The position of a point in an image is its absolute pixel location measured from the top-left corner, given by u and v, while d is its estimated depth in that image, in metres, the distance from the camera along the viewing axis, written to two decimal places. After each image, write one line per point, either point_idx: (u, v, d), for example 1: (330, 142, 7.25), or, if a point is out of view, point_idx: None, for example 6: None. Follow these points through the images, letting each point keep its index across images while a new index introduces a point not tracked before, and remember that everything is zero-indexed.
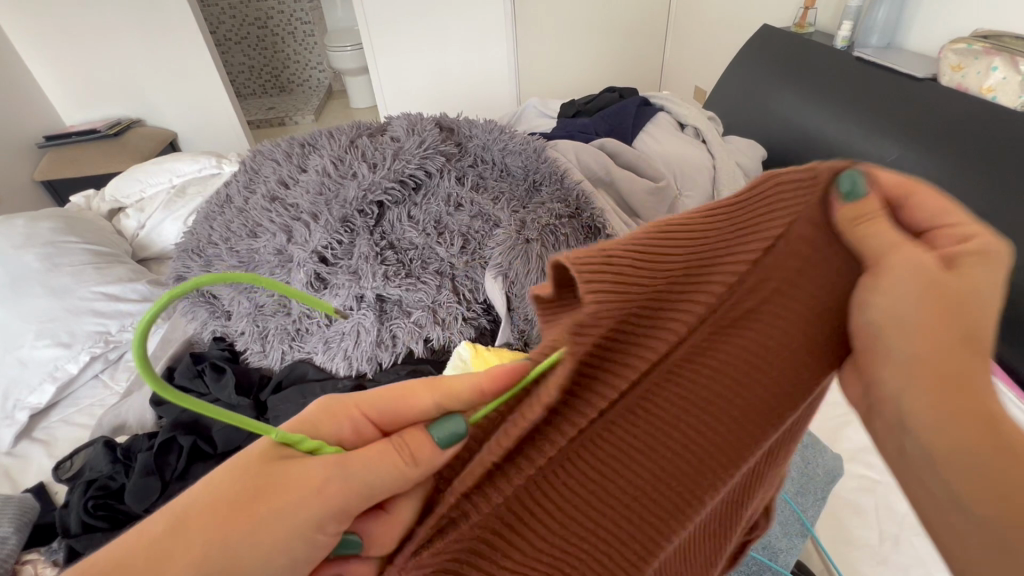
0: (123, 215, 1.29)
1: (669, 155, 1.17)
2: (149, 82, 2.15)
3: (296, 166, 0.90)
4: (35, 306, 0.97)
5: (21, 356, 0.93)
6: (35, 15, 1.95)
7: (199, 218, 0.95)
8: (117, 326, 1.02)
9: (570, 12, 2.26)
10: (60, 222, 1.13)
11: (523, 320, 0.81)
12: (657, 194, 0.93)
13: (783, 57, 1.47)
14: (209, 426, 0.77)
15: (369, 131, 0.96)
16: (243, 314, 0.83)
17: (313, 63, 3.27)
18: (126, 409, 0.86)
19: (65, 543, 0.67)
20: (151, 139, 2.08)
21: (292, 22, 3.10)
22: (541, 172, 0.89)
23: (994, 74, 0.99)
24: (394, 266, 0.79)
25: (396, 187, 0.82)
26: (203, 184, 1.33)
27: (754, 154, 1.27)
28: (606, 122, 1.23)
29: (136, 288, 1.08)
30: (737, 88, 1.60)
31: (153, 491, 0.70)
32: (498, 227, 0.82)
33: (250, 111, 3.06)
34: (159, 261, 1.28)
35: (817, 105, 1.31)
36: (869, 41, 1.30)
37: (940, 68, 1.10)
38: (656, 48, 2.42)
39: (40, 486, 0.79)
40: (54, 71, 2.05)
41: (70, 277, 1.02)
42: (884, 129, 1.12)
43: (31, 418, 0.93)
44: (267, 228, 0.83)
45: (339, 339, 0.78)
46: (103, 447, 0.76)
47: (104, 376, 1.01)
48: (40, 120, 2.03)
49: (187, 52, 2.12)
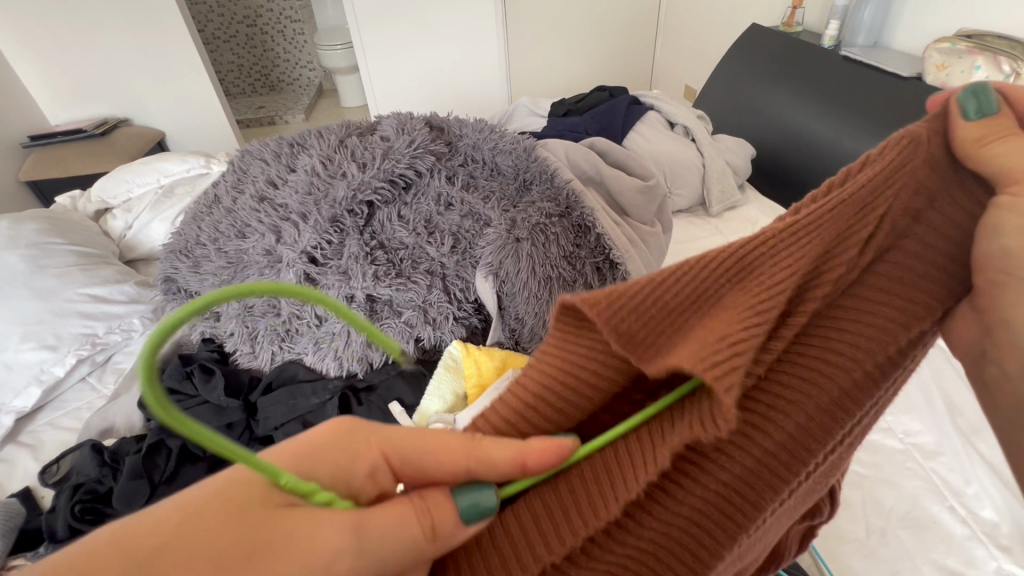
0: (110, 216, 1.28)
1: (659, 154, 1.18)
2: (137, 82, 2.12)
3: (285, 166, 0.89)
4: (21, 308, 0.95)
5: (7, 360, 0.92)
6: (18, 13, 1.92)
7: (187, 219, 0.94)
8: (105, 328, 1.01)
9: (561, 12, 2.26)
10: (45, 222, 1.12)
11: (514, 319, 0.81)
12: (647, 193, 0.93)
13: (772, 56, 1.48)
14: (198, 429, 0.78)
15: (359, 130, 0.96)
16: (233, 315, 0.82)
17: (303, 62, 3.25)
18: (112, 413, 0.85)
19: (52, 547, 0.66)
20: (139, 138, 2.06)
21: (282, 21, 3.08)
22: (531, 171, 0.90)
23: (978, 73, 1.01)
24: (384, 266, 0.79)
25: (385, 186, 0.82)
26: (192, 184, 1.32)
27: (743, 152, 1.28)
28: (596, 121, 1.22)
29: (124, 289, 1.07)
30: (726, 87, 1.61)
31: (141, 494, 0.69)
32: (489, 226, 0.83)
33: (240, 110, 3.04)
34: (148, 262, 1.27)
35: (806, 103, 1.32)
36: (856, 40, 1.32)
37: (925, 67, 1.11)
38: (646, 48, 2.43)
39: (26, 490, 0.77)
40: (39, 70, 2.02)
41: (55, 279, 1.01)
42: (872, 128, 1.14)
43: (17, 422, 0.92)
44: (256, 228, 0.83)
45: (329, 340, 0.77)
46: (90, 451, 0.75)
47: (91, 379, 1.00)
48: (25, 120, 2.00)
49: (175, 50, 2.10)
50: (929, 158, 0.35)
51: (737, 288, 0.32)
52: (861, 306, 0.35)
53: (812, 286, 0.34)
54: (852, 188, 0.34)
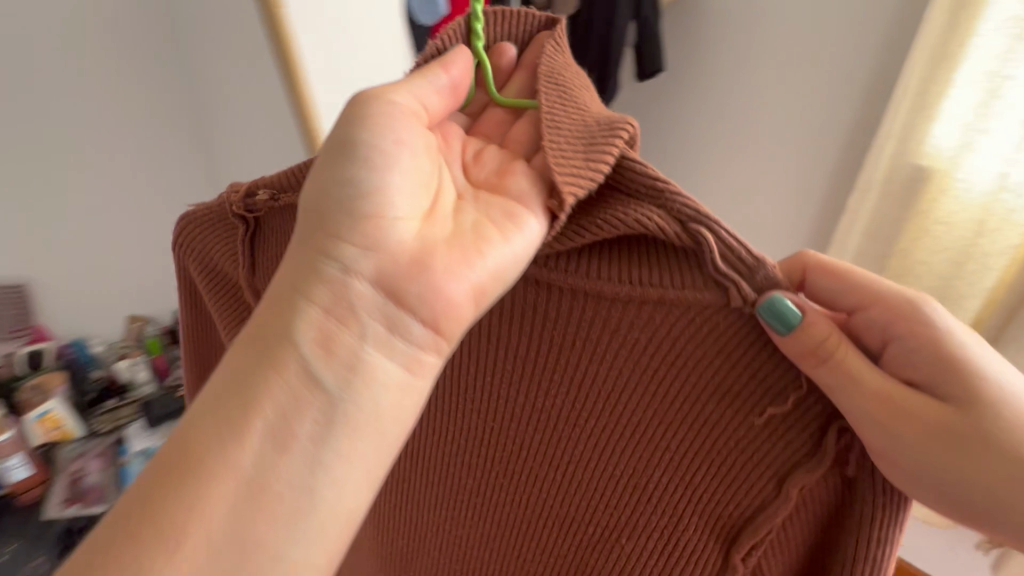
0: None
1: None
2: None
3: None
4: None
5: None
6: None
7: None
8: None
9: None
10: None
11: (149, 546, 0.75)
12: None
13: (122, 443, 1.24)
14: None
15: None
16: None
17: None
18: None
19: None
20: None
21: None
22: None
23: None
24: None
25: None
26: None
27: None
28: None
29: None
30: None
31: None
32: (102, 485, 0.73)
33: None
34: None
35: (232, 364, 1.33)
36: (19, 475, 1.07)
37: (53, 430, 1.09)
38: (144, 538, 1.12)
39: None
40: None
41: None
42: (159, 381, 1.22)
43: None
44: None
45: None
46: None
47: None
48: None
49: None
50: (550, 444, 0.49)
51: (575, 376, 0.46)
52: (540, 355, 0.46)
53: (584, 344, 0.44)
54: (517, 341, 0.46)
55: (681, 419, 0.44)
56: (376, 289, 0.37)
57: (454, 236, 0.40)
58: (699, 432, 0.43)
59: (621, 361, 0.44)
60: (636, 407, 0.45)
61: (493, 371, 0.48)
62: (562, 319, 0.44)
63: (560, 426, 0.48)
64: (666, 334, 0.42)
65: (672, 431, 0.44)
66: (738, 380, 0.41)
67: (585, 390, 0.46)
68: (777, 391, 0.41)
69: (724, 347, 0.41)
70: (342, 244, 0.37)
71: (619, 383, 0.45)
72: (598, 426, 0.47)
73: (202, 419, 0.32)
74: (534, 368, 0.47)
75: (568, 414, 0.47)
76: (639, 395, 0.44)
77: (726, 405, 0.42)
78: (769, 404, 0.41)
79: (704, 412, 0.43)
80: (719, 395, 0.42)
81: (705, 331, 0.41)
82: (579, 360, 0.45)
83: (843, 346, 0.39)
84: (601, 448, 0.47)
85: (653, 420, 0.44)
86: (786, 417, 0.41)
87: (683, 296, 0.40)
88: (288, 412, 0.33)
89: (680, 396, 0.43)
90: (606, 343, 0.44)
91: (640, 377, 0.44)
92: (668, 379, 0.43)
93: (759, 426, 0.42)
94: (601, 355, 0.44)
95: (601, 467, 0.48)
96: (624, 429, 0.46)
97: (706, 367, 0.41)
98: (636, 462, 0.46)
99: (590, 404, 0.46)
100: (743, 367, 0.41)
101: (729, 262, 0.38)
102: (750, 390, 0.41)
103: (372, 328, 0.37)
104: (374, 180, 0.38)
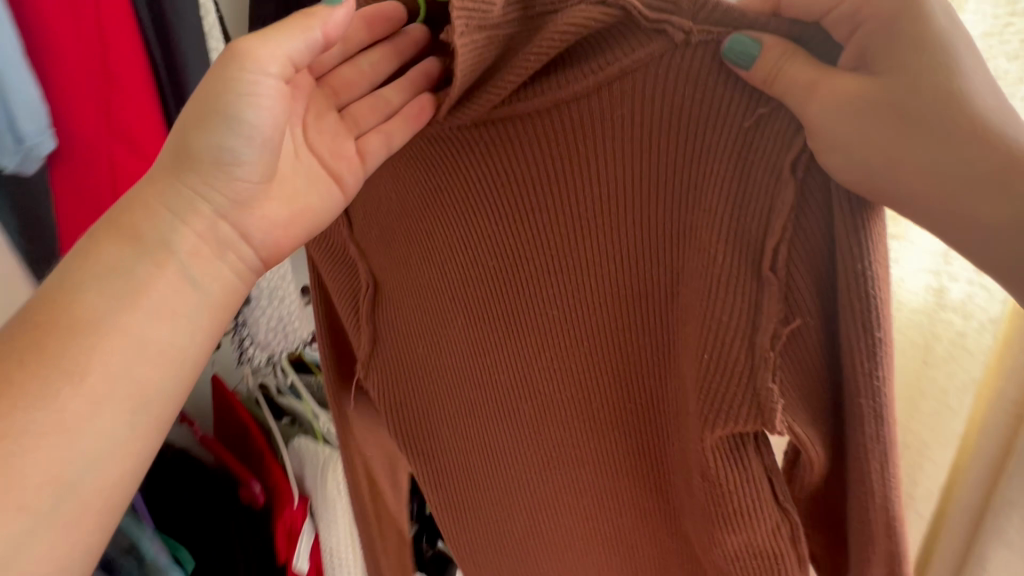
0: None
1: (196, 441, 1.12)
2: None
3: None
4: None
5: None
6: None
7: None
8: None
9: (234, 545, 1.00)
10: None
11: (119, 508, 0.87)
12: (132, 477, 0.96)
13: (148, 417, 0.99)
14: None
15: None
16: None
17: None
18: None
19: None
20: None
21: None
22: None
23: None
24: None
25: None
26: None
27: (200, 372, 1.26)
28: None
29: None
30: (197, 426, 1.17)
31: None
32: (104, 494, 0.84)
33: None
34: None
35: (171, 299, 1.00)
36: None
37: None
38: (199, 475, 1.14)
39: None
40: None
41: None
42: None
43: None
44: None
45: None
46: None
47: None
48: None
49: None
50: (539, 233, 0.50)
51: (540, 159, 0.48)
52: (501, 152, 0.48)
53: (539, 126, 0.46)
54: (476, 148, 0.49)
55: (648, 167, 0.45)
56: (234, 231, 0.44)
57: (293, 207, 0.46)
58: (669, 176, 0.44)
59: (577, 132, 0.46)
60: (605, 170, 0.46)
61: (463, 183, 0.51)
62: (511, 116, 0.46)
63: (544, 213, 0.49)
64: (613, 87, 0.43)
65: (642, 182, 0.45)
66: (690, 111, 0.42)
67: (555, 167, 0.48)
68: (723, 110, 0.41)
69: (675, 79, 0.41)
70: (208, 195, 0.43)
71: (581, 152, 0.46)
72: (575, 199, 0.48)
73: (85, 293, 0.38)
74: (500, 166, 0.49)
75: (547, 196, 0.49)
76: (603, 157, 0.46)
77: (684, 141, 0.43)
78: (724, 124, 0.41)
79: (669, 151, 0.43)
80: (677, 133, 0.43)
81: (647, 71, 0.42)
82: (540, 145, 0.47)
83: (792, 58, 0.38)
84: (584, 219, 0.48)
85: (623, 177, 0.46)
86: (763, 133, 0.40)
87: (625, 59, 0.42)
88: (166, 303, 0.40)
89: (639, 145, 0.44)
90: (557, 120, 0.46)
91: (601, 141, 0.46)
92: (626, 134, 0.44)
93: (724, 148, 0.41)
94: (559, 132, 0.46)
95: (592, 239, 0.49)
96: (598, 196, 0.47)
97: (650, 99, 0.42)
98: (623, 220, 0.47)
99: (567, 177, 0.48)
100: (689, 96, 0.41)
101: (656, 8, 0.40)
102: (696, 122, 0.42)
103: (226, 257, 0.44)
104: (249, 152, 0.42)
